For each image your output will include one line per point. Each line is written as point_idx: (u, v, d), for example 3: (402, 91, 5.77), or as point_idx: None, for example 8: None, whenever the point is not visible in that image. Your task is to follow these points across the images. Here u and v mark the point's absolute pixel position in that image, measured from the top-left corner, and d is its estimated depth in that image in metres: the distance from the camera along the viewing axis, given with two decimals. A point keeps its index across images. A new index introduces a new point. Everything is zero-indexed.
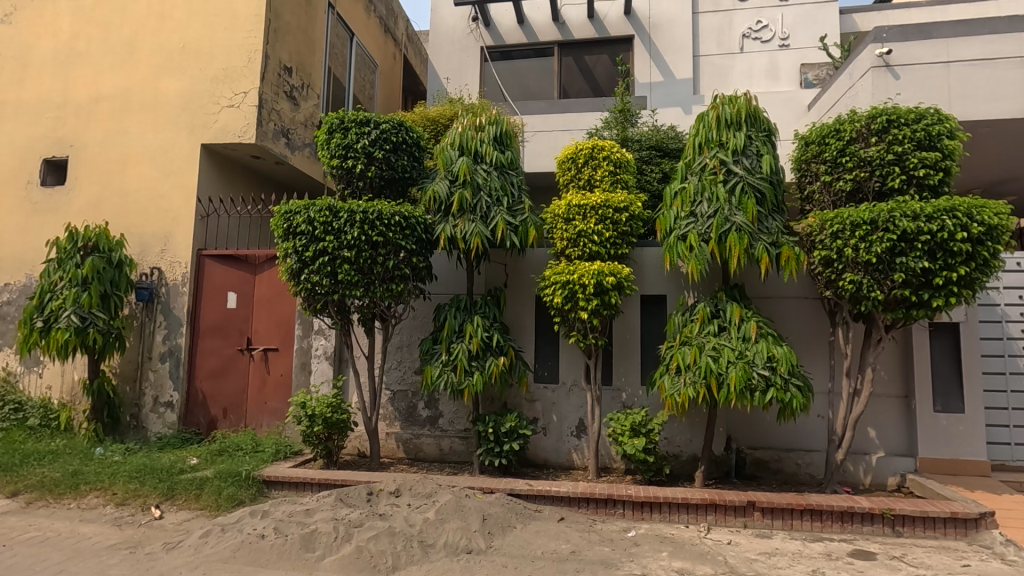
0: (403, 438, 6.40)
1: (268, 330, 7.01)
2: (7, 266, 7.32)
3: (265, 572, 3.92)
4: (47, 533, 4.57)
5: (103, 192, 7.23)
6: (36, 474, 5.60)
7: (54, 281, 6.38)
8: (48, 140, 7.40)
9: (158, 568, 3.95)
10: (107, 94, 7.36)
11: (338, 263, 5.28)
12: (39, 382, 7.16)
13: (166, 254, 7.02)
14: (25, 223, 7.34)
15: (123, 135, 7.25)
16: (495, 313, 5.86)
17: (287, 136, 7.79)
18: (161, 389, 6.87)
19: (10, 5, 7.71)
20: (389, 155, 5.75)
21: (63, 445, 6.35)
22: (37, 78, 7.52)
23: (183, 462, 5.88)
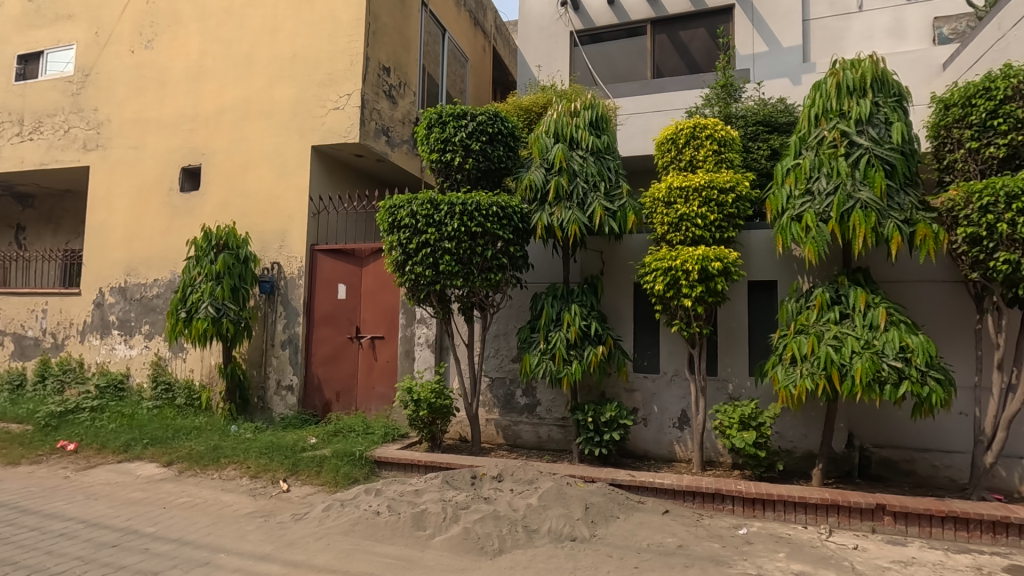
0: (502, 425, 6.52)
1: (374, 318, 7.40)
2: (155, 263, 8.32)
3: (382, 546, 4.16)
4: (196, 499, 5.17)
5: (229, 195, 7.97)
6: (185, 447, 6.35)
7: (193, 276, 7.12)
8: (184, 151, 8.28)
9: (289, 536, 4.32)
10: (231, 105, 8.08)
11: (439, 254, 5.44)
12: (183, 366, 8.07)
13: (283, 250, 7.63)
14: (169, 226, 8.28)
15: (245, 142, 7.94)
16: (592, 301, 5.78)
17: (387, 134, 8.14)
18: (283, 373, 7.53)
19: (151, 31, 8.68)
20: (486, 146, 5.84)
21: (205, 422, 7.15)
22: (174, 95, 8.41)
23: (304, 441, 6.39)
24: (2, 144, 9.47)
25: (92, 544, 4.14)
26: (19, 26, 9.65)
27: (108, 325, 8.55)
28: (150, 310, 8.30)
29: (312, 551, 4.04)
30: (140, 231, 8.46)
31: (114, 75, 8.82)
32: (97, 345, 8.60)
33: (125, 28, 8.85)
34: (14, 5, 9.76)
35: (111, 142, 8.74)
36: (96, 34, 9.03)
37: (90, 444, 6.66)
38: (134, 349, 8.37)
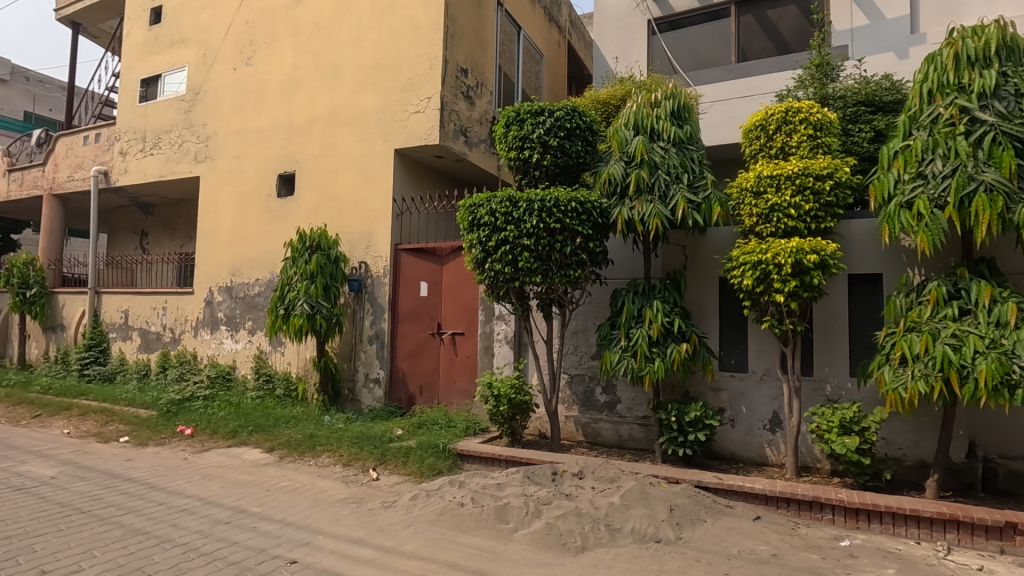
0: (582, 422, 6.47)
1: (455, 315, 7.58)
2: (256, 264, 9.00)
3: (466, 537, 4.26)
4: (296, 484, 5.55)
5: (320, 199, 8.46)
6: (285, 435, 6.84)
7: (290, 276, 7.62)
8: (280, 159, 8.88)
9: (379, 522, 4.53)
10: (321, 113, 8.57)
11: (519, 251, 5.48)
12: (282, 359, 8.68)
13: (369, 250, 8.00)
14: (267, 229, 8.93)
15: (333, 148, 8.40)
16: (675, 297, 5.60)
17: (466, 134, 8.31)
18: (371, 367, 7.94)
19: (250, 49, 9.38)
20: (564, 142, 5.81)
21: (302, 412, 7.66)
22: (271, 107, 9.05)
23: (391, 432, 6.68)
24: (129, 159, 10.62)
25: (208, 520, 4.54)
26: (141, 53, 10.76)
27: (217, 321, 9.36)
28: (252, 307, 9.00)
29: (401, 538, 4.21)
30: (243, 235, 9.18)
31: (219, 91, 9.62)
32: (207, 339, 9.45)
33: (228, 48, 9.63)
34: (137, 34, 10.89)
35: (218, 153, 9.54)
36: (204, 55, 9.89)
37: (204, 429, 7.32)
38: (239, 343, 9.12)
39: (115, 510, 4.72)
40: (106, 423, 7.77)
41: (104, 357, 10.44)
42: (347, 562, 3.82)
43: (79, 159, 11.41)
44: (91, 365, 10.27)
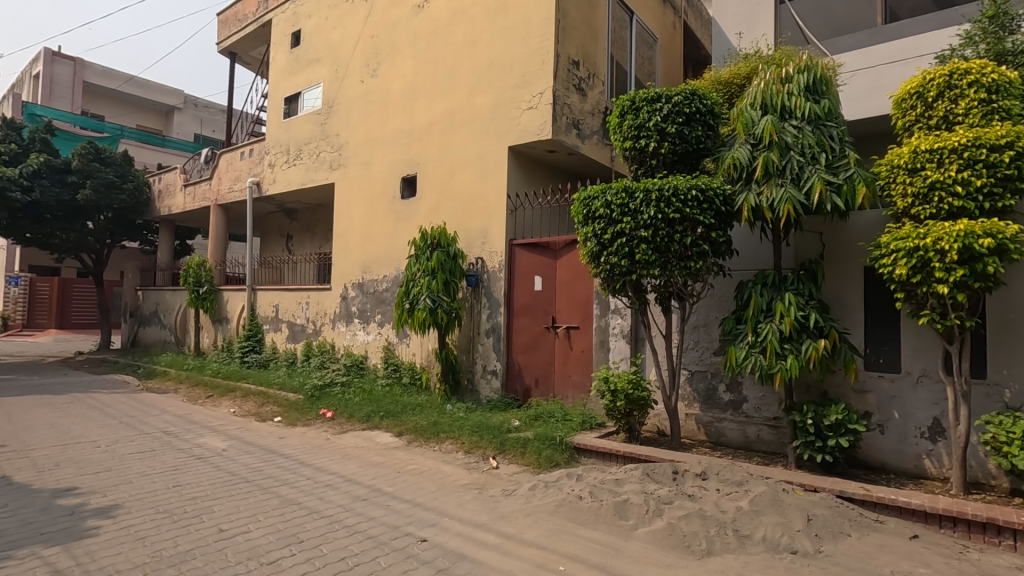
0: (704, 421, 6.18)
1: (569, 309, 7.60)
2: (384, 262, 9.70)
3: (586, 530, 4.27)
4: (423, 467, 5.91)
5: (439, 198, 8.89)
6: (411, 421, 7.30)
7: (413, 272, 8.09)
8: (403, 163, 9.46)
9: (501, 509, 4.68)
10: (439, 116, 8.98)
11: (635, 243, 5.34)
12: (408, 350, 9.28)
13: (486, 246, 8.26)
14: (393, 229, 9.57)
15: (451, 149, 8.76)
16: (811, 289, 5.13)
17: (578, 126, 8.26)
18: (488, 359, 8.22)
19: (376, 61, 10.08)
20: (683, 127, 5.55)
21: (426, 400, 8.14)
22: (394, 114, 9.66)
23: (509, 423, 6.86)
24: (276, 170, 11.93)
25: (349, 495, 5.00)
26: (284, 74, 12.01)
27: (351, 314, 10.23)
28: (381, 302, 9.71)
29: (522, 526, 4.32)
30: (372, 235, 9.92)
31: (350, 103, 10.46)
32: (343, 331, 10.36)
33: (356, 62, 10.43)
34: (280, 57, 12.16)
35: (349, 160, 10.39)
36: (336, 71, 10.80)
37: (342, 413, 8.04)
38: (370, 334, 9.90)
39: (273, 481, 5.36)
40: (263, 404, 8.84)
41: (260, 346, 11.87)
42: (471, 545, 4.00)
43: (237, 172, 13.03)
44: (250, 352, 11.74)
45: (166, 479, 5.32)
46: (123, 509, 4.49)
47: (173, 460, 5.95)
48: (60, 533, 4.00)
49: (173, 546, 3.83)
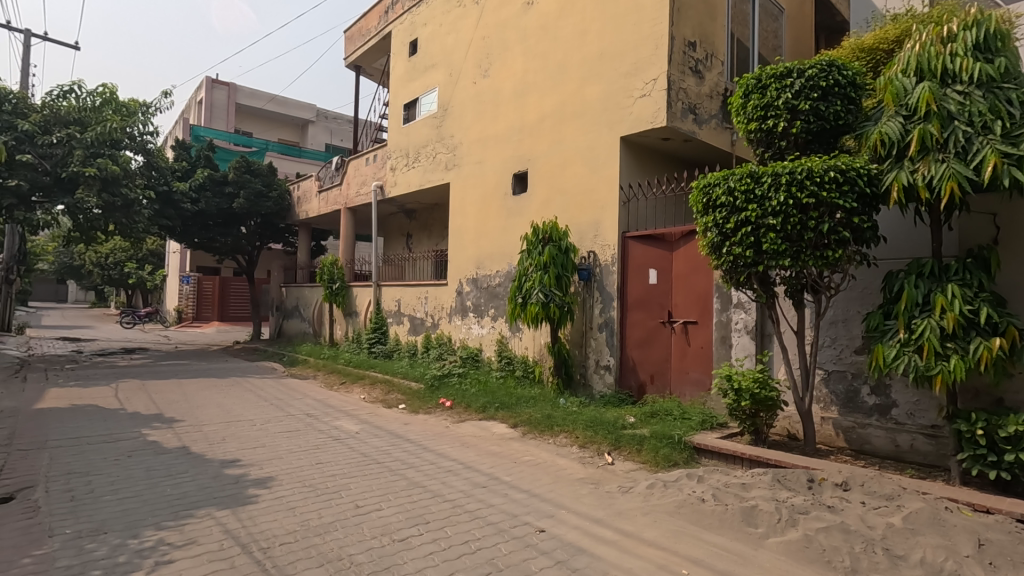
0: (843, 426, 5.61)
1: (687, 303, 7.26)
2: (497, 257, 9.95)
3: (709, 534, 4.06)
4: (538, 459, 5.99)
5: (550, 193, 8.92)
6: (526, 413, 7.44)
7: (525, 267, 8.19)
8: (514, 160, 9.63)
9: (618, 506, 4.60)
10: (550, 111, 9.00)
11: (763, 232, 4.96)
12: (521, 343, 9.47)
13: (598, 239, 8.16)
14: (505, 225, 9.78)
15: (562, 143, 8.75)
16: (981, 280, 4.44)
17: (695, 111, 7.85)
18: (601, 354, 8.13)
19: (487, 61, 10.34)
20: (819, 103, 5.06)
21: (539, 393, 8.24)
22: (506, 113, 9.85)
23: (624, 419, 6.73)
24: (397, 173, 12.71)
25: (470, 482, 5.21)
26: (403, 82, 12.74)
27: (466, 308, 10.64)
28: (494, 297, 9.99)
29: (640, 524, 4.21)
30: (485, 231, 10.22)
31: (464, 105, 10.83)
32: (459, 324, 10.81)
33: (469, 64, 10.77)
34: (399, 66, 12.90)
35: (463, 160, 10.78)
36: (450, 74, 11.24)
37: (460, 403, 8.40)
38: (485, 328, 10.23)
39: (401, 464, 5.74)
40: (388, 392, 9.49)
41: (385, 337, 12.75)
42: (589, 540, 3.98)
43: (363, 177, 14.07)
44: (376, 344, 12.66)
45: (309, 457, 5.90)
46: (276, 481, 5.05)
47: (315, 440, 6.59)
48: (228, 498, 4.60)
49: (318, 518, 4.24)
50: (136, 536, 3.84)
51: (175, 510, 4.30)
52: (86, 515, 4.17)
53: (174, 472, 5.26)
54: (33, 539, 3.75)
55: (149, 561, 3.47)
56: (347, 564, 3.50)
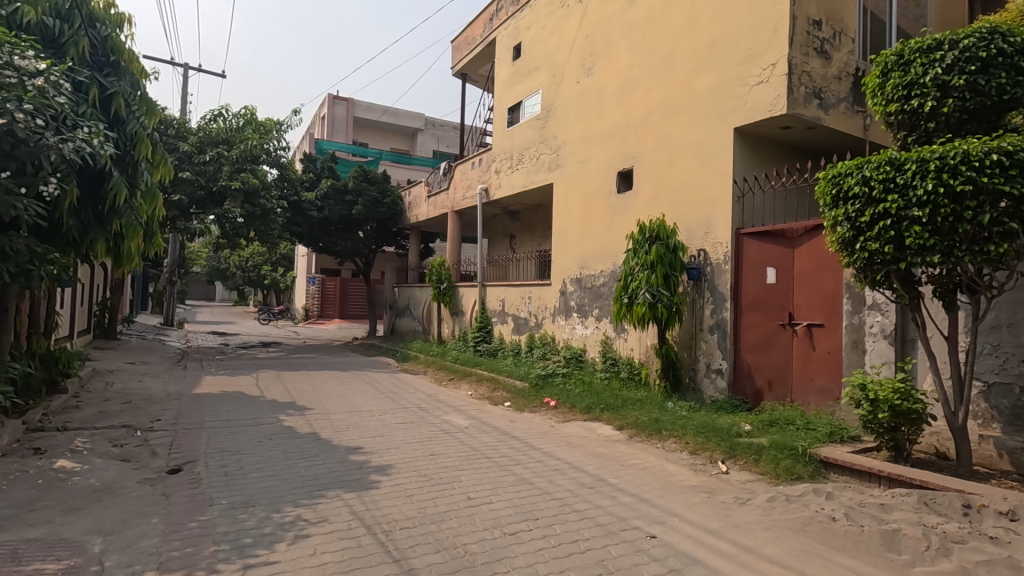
0: (1008, 447, 4.87)
1: (811, 304, 6.71)
2: (601, 257, 9.84)
3: (841, 556, 3.71)
4: (647, 463, 5.83)
5: (657, 190, 8.65)
6: (632, 416, 7.27)
7: (631, 266, 8.01)
8: (619, 157, 9.46)
9: (735, 517, 4.36)
10: (656, 105, 8.73)
11: (905, 225, 4.45)
12: (626, 345, 9.29)
13: (709, 237, 7.79)
14: (610, 224, 9.63)
15: (669, 138, 8.45)
16: None
17: (820, 95, 7.23)
18: (713, 357, 7.72)
19: (591, 59, 10.27)
20: (977, 77, 4.44)
21: (646, 396, 8.03)
22: (610, 110, 9.71)
23: (739, 427, 6.36)
24: (502, 176, 13.01)
25: (577, 482, 5.20)
26: (507, 86, 13.01)
27: (569, 308, 10.64)
28: (599, 297, 9.89)
29: (761, 539, 3.96)
30: (589, 230, 10.15)
31: (567, 105, 10.84)
32: (563, 324, 10.83)
33: (573, 64, 10.76)
34: (504, 71, 13.20)
35: (567, 160, 10.79)
36: (554, 75, 11.30)
37: (564, 403, 8.41)
38: (588, 328, 10.17)
39: (509, 460, 5.86)
40: (494, 389, 9.74)
41: (489, 336, 13.11)
42: (704, 550, 3.81)
43: (469, 181, 14.56)
44: (481, 342, 13.06)
45: (422, 448, 6.22)
46: (395, 469, 5.39)
47: (428, 432, 6.93)
48: (353, 482, 4.98)
49: (434, 506, 4.45)
50: (278, 510, 4.28)
51: (309, 490, 4.74)
52: (237, 488, 4.73)
53: (306, 455, 5.80)
54: (197, 506, 4.32)
55: (289, 534, 3.85)
56: (462, 553, 3.64)
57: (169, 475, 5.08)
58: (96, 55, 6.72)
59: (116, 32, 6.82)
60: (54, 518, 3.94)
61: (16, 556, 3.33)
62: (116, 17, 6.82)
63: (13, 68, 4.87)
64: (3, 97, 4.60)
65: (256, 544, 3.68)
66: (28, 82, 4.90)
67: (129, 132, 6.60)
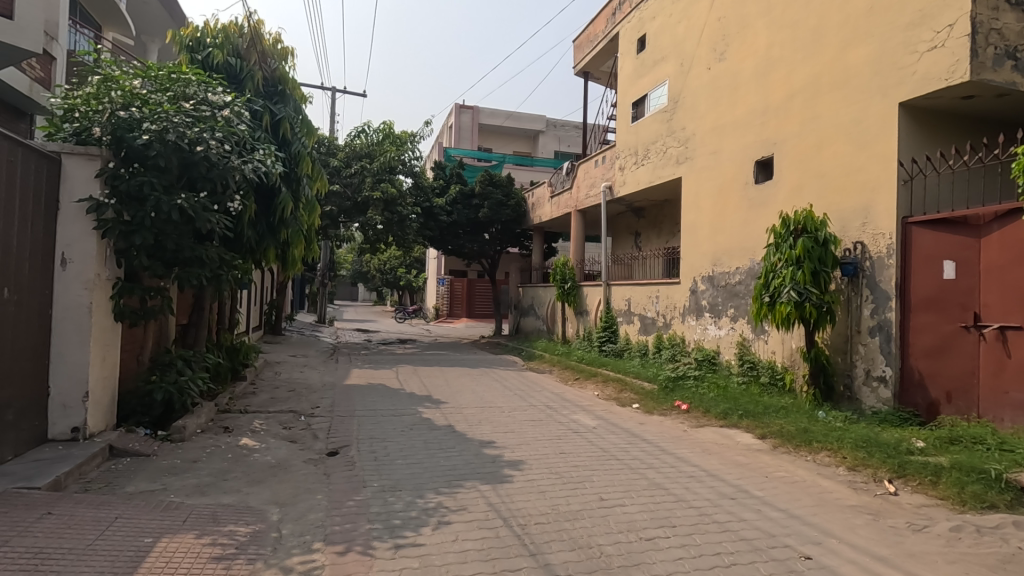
0: None
1: (1004, 303, 5.77)
2: (737, 253, 9.22)
3: None
4: (795, 477, 5.33)
5: (803, 178, 7.91)
6: (776, 424, 6.71)
7: (773, 262, 7.38)
8: (757, 145, 8.79)
9: (909, 546, 3.83)
10: (801, 86, 7.98)
11: None
12: (766, 347, 8.61)
13: (868, 227, 6.94)
14: (747, 217, 8.99)
15: (817, 120, 7.68)
16: None
17: (1015, 56, 6.09)
18: (873, 362, 6.84)
19: (724, 43, 9.67)
20: None
21: (791, 403, 7.37)
22: (746, 94, 9.04)
23: (909, 443, 5.61)
24: (626, 172, 12.73)
25: (716, 491, 4.91)
26: (632, 80, 12.70)
27: (701, 308, 10.12)
28: (734, 295, 9.28)
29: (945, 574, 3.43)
30: (722, 225, 9.56)
31: (697, 94, 10.31)
32: (694, 325, 10.32)
33: (703, 50, 10.22)
34: (627, 65, 12.91)
35: (697, 152, 10.26)
36: (682, 64, 10.81)
37: (697, 407, 7.99)
38: (723, 329, 9.58)
39: (640, 463, 5.70)
40: (621, 390, 9.53)
41: (615, 336, 12.87)
42: None
43: (592, 179, 14.44)
44: (607, 342, 12.87)
45: (552, 446, 6.28)
46: (527, 465, 5.50)
47: (557, 431, 6.98)
48: (488, 475, 5.17)
49: (567, 505, 4.47)
50: (422, 496, 4.57)
51: (448, 479, 5.00)
52: (385, 473, 5.14)
53: (444, 446, 6.14)
54: (353, 487, 4.76)
55: (433, 519, 4.10)
56: (598, 553, 3.61)
57: (328, 457, 5.66)
58: (268, 86, 7.69)
59: (282, 64, 7.75)
60: (242, 488, 4.58)
61: (216, 517, 3.92)
62: (282, 50, 7.74)
63: (207, 104, 5.71)
64: (201, 128, 5.41)
65: (404, 526, 3.96)
66: (217, 114, 5.71)
67: (294, 151, 7.55)
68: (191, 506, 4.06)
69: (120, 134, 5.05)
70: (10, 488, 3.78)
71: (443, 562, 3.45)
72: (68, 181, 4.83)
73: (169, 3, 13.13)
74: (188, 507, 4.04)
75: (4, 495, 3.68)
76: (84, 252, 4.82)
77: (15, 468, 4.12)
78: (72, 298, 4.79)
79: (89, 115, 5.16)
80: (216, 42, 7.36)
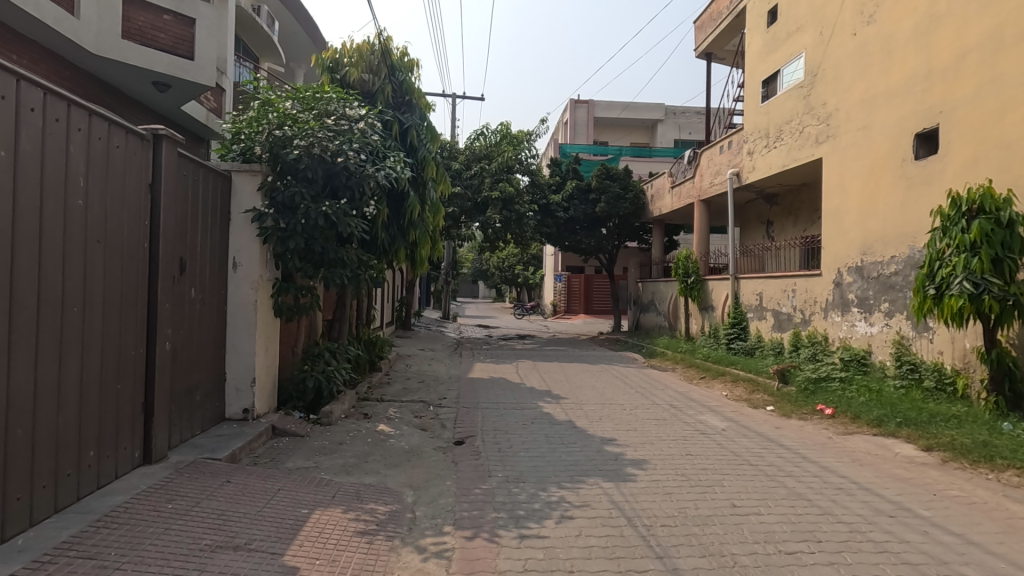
0: None
1: None
2: (893, 240, 8.16)
3: None
4: (972, 497, 4.59)
5: (981, 149, 6.77)
6: (945, 436, 5.85)
7: (940, 249, 6.40)
8: (918, 115, 7.69)
9: None
10: (975, 42, 6.87)
11: None
12: (930, 347, 7.51)
13: None
14: (904, 199, 7.92)
15: (998, 81, 6.55)
16: None
17: None
18: None
19: (874, 3, 8.61)
20: None
21: (966, 413, 6.37)
22: (903, 58, 7.95)
23: None
24: (756, 157, 11.82)
25: (870, 507, 4.38)
26: (761, 57, 11.78)
27: (848, 302, 9.12)
28: (890, 288, 8.23)
29: None
30: (874, 209, 8.51)
31: (840, 64, 9.28)
32: (839, 321, 9.33)
33: (848, 14, 9.17)
34: (756, 41, 12.00)
35: (841, 129, 9.25)
36: (821, 33, 9.81)
37: (844, 412, 7.20)
38: (875, 326, 8.55)
39: (778, 470, 5.27)
40: (753, 391, 8.89)
41: (745, 333, 12.01)
42: None
43: (717, 166, 13.59)
44: (735, 339, 12.04)
45: (678, 447, 6.02)
46: (651, 465, 5.33)
47: (683, 432, 6.67)
48: (611, 472, 5.10)
49: (696, 508, 4.26)
50: (545, 489, 4.63)
51: (571, 474, 5.01)
52: (510, 464, 5.28)
53: (565, 441, 6.17)
54: (480, 476, 4.96)
55: (556, 513, 4.13)
56: (732, 563, 3.40)
57: (456, 446, 5.95)
58: (396, 97, 8.25)
59: (409, 75, 8.23)
60: (381, 470, 4.98)
61: (359, 495, 4.29)
62: (408, 63, 8.24)
63: (345, 118, 6.26)
64: (341, 141, 5.95)
65: (528, 517, 4.04)
66: (354, 127, 6.23)
67: (420, 157, 8.08)
68: (339, 483, 4.49)
69: (277, 151, 5.71)
70: (199, 458, 4.45)
71: (567, 556, 3.46)
72: (236, 196, 5.55)
73: (312, 31, 14.65)
74: (336, 484, 4.47)
75: (195, 464, 4.34)
76: (251, 256, 5.53)
77: (202, 441, 4.84)
78: (242, 296, 5.53)
79: (252, 136, 5.90)
80: (352, 61, 8.03)
